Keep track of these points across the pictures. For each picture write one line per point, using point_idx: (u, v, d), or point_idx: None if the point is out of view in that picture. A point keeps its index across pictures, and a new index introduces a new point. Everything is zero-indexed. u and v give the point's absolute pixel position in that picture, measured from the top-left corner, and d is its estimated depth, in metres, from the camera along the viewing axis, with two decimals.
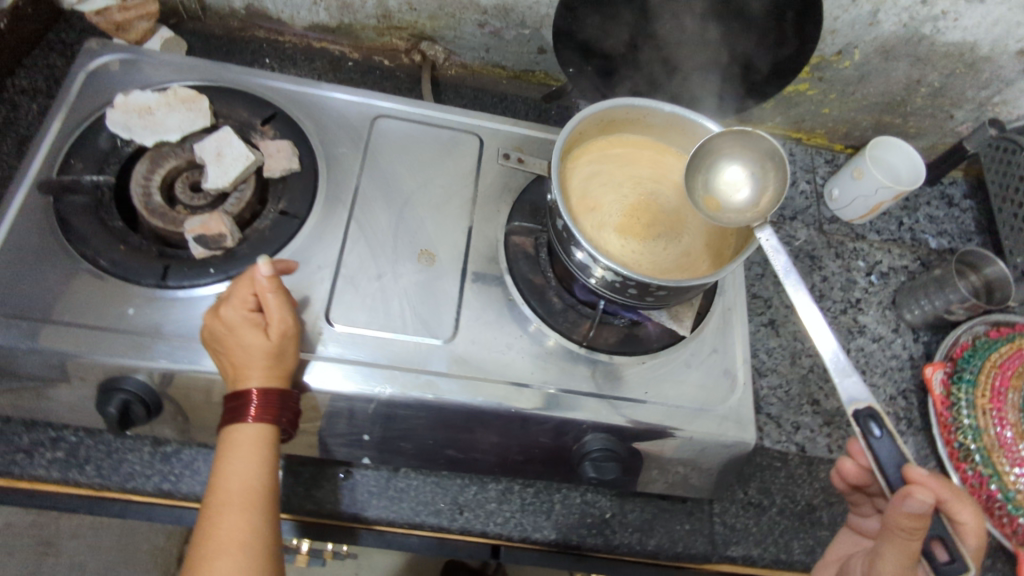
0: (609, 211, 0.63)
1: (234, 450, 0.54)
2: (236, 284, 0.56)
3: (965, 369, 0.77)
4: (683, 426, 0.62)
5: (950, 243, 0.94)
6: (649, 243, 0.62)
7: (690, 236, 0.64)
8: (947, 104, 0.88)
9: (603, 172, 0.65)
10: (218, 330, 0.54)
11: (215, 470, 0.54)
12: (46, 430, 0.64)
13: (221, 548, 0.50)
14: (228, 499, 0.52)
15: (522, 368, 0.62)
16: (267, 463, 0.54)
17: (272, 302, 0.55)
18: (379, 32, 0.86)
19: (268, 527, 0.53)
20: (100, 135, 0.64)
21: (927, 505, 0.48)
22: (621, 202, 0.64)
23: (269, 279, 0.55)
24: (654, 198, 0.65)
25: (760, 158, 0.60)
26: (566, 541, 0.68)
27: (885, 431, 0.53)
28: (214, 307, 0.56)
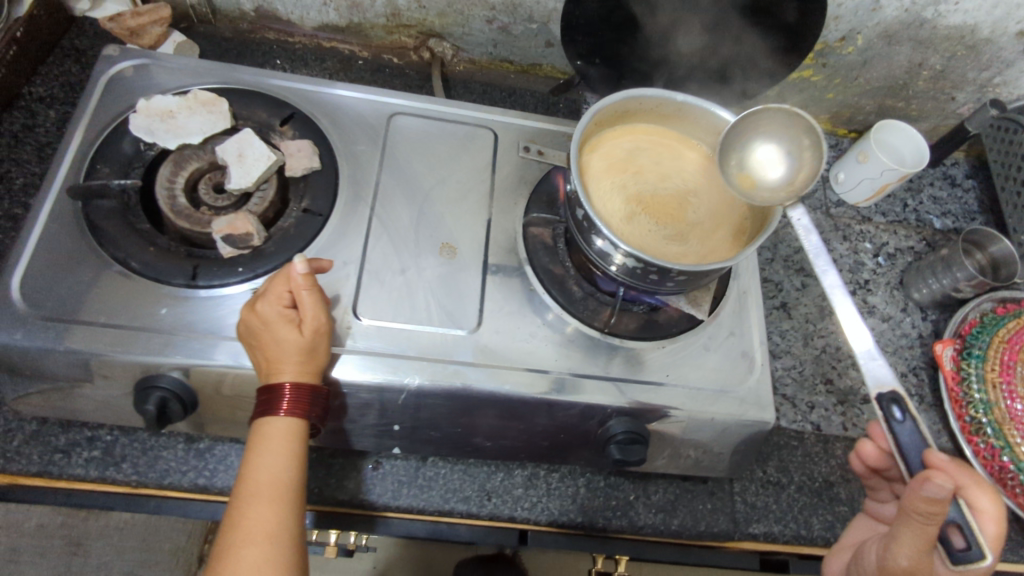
0: (627, 178, 0.65)
1: (265, 442, 0.55)
2: (272, 281, 0.58)
3: (974, 345, 0.78)
4: (705, 408, 0.63)
5: (955, 223, 0.96)
6: (645, 230, 0.63)
7: (706, 222, 0.65)
8: (949, 86, 0.90)
9: (650, 158, 0.67)
10: (255, 324, 0.56)
11: (245, 460, 0.55)
12: (82, 430, 0.65)
13: (249, 539, 0.51)
14: (257, 491, 0.53)
15: (546, 356, 0.64)
16: (296, 458, 0.55)
17: (305, 300, 0.56)
18: (388, 30, 0.87)
19: (295, 521, 0.54)
20: (123, 140, 0.66)
21: (945, 489, 0.48)
22: (647, 175, 0.66)
23: (305, 277, 0.56)
24: (677, 199, 0.66)
25: (794, 136, 0.62)
26: (592, 523, 0.70)
27: (907, 415, 0.56)
28: (251, 303, 0.57)
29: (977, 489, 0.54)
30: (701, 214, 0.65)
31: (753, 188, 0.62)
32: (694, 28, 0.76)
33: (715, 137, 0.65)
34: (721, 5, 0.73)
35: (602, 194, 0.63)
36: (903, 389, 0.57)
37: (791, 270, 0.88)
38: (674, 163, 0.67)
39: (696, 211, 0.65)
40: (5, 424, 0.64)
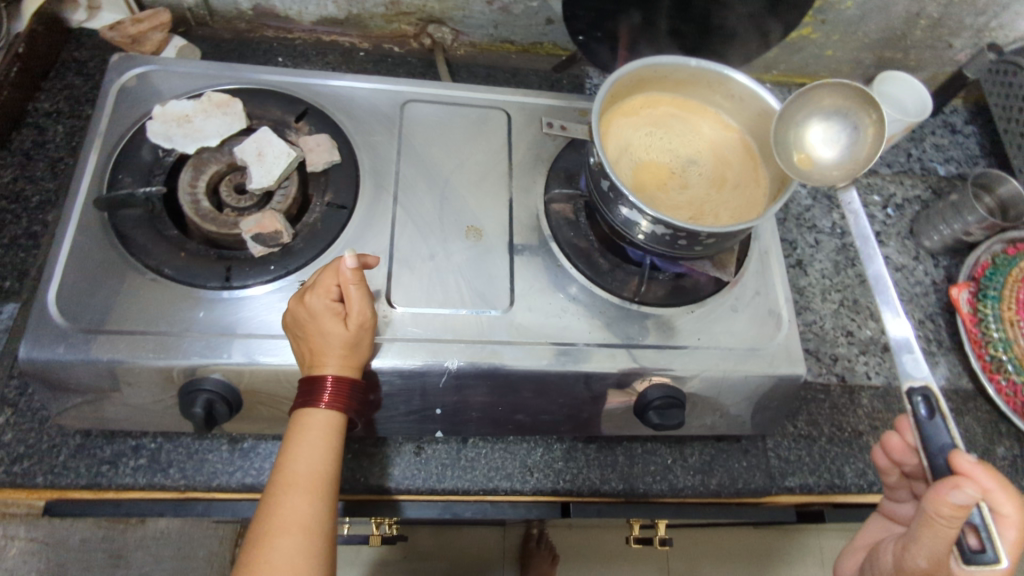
0: (695, 136, 0.68)
1: (306, 432, 0.55)
2: (322, 274, 0.58)
3: (988, 287, 0.80)
4: (737, 368, 0.65)
5: (958, 169, 0.97)
6: (629, 146, 0.66)
7: (722, 183, 0.66)
8: (946, 33, 0.91)
9: (714, 175, 0.67)
10: (302, 315, 0.56)
11: (284, 449, 0.55)
12: (125, 440, 0.65)
13: (284, 527, 0.51)
14: (295, 480, 0.53)
15: (579, 329, 0.65)
16: (334, 452, 0.55)
17: (353, 294, 0.56)
18: (388, 19, 0.86)
19: (329, 517, 0.54)
20: (142, 147, 0.66)
21: (972, 498, 0.48)
22: (713, 149, 0.68)
23: (355, 271, 0.57)
24: (674, 175, 0.66)
25: (854, 117, 0.65)
26: (633, 489, 0.71)
27: (934, 414, 0.56)
28: (299, 294, 0.58)
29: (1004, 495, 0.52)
30: (647, 194, 0.64)
31: (816, 167, 0.64)
32: None
33: (731, 101, 0.66)
34: None
35: (675, 133, 0.68)
36: (936, 385, 0.57)
37: (803, 228, 0.89)
38: (719, 182, 0.66)
39: (654, 189, 0.64)
40: (48, 441, 0.64)
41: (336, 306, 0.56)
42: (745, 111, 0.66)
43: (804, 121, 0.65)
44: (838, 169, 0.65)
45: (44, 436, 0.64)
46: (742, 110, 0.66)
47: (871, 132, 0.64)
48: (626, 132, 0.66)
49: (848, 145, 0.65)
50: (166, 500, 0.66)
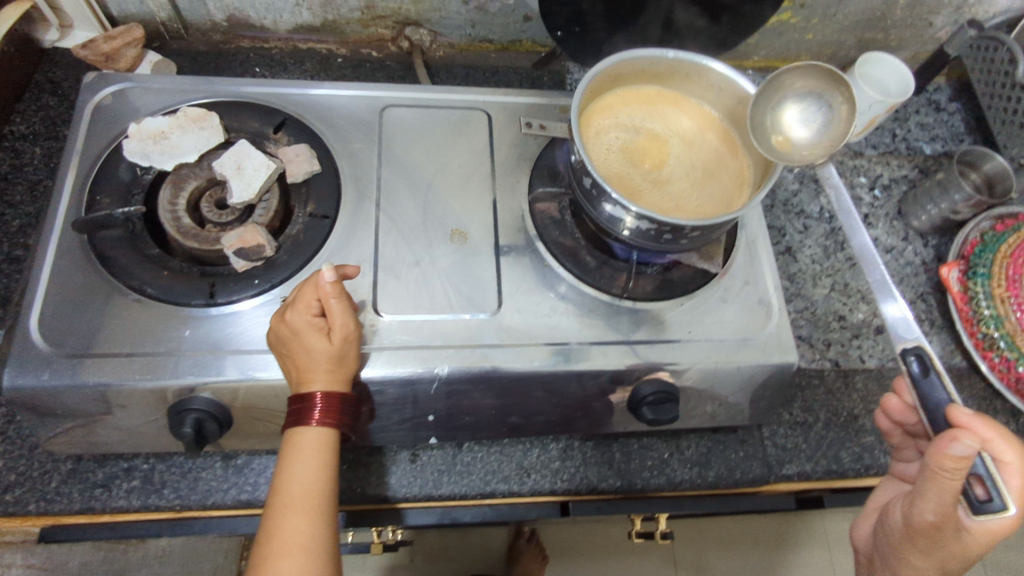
0: (697, 176, 0.65)
1: (297, 452, 0.55)
2: (300, 290, 0.58)
3: (978, 264, 0.80)
4: (729, 359, 0.65)
5: (944, 147, 0.97)
6: (618, 123, 0.66)
7: (697, 181, 0.65)
8: (926, 11, 0.90)
9: (647, 185, 0.64)
10: (285, 333, 0.56)
11: (277, 472, 0.55)
12: (117, 462, 0.65)
13: (286, 548, 0.52)
14: (291, 502, 0.54)
15: (569, 328, 0.64)
16: (328, 468, 0.56)
17: (334, 308, 0.56)
18: (364, 24, 0.86)
19: (330, 532, 0.55)
20: (120, 166, 0.65)
21: (972, 448, 0.48)
22: (689, 183, 0.65)
23: (334, 285, 0.56)
24: (642, 151, 0.66)
25: (827, 98, 0.66)
26: (632, 486, 0.71)
27: (929, 371, 0.57)
28: (280, 311, 0.57)
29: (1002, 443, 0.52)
30: (606, 134, 0.65)
31: (795, 147, 0.65)
32: None
33: (711, 91, 0.66)
34: None
35: (700, 178, 0.65)
36: (929, 345, 0.57)
37: (791, 214, 0.88)
38: (641, 178, 0.64)
39: (618, 129, 0.66)
40: (40, 467, 0.64)
41: (319, 322, 0.55)
42: (724, 100, 0.66)
43: (777, 105, 0.66)
44: (816, 149, 0.65)
45: (36, 462, 0.64)
46: (724, 101, 0.66)
47: (844, 108, 0.64)
48: (657, 112, 0.68)
49: (824, 124, 0.65)
50: (162, 520, 0.65)
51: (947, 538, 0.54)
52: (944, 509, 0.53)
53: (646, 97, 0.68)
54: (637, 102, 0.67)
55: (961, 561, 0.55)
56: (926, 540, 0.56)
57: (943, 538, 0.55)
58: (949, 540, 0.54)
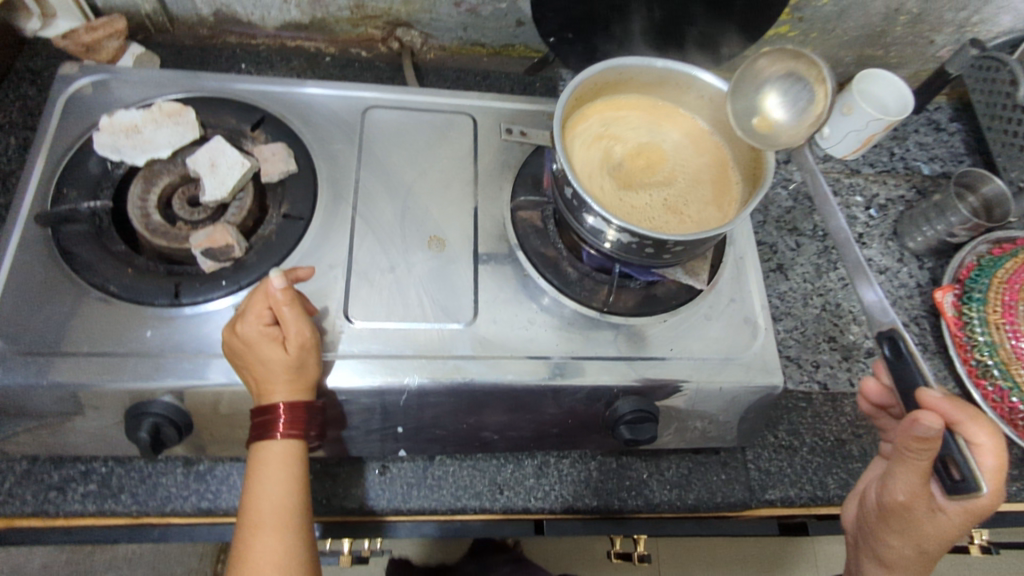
0: (631, 194, 0.62)
1: (263, 467, 0.53)
2: (251, 298, 0.56)
3: (974, 289, 0.78)
4: (712, 379, 0.62)
5: (943, 167, 0.95)
6: (630, 126, 0.65)
7: (654, 196, 0.62)
8: (927, 29, 0.88)
9: (602, 157, 0.63)
10: (237, 346, 0.54)
11: (245, 488, 0.54)
12: (75, 464, 0.64)
13: (257, 568, 0.51)
14: (261, 520, 0.52)
15: (547, 341, 0.62)
16: (297, 481, 0.54)
17: (287, 316, 0.54)
18: (354, 23, 0.84)
19: (303, 546, 0.53)
20: (89, 160, 0.64)
21: (933, 427, 0.50)
22: (623, 184, 0.62)
23: (285, 292, 0.54)
24: (642, 148, 0.65)
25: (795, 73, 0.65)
26: (608, 506, 0.69)
27: (902, 354, 0.56)
28: (232, 323, 0.55)
29: (975, 426, 0.52)
30: (611, 125, 0.65)
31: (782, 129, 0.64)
32: None
33: (703, 102, 0.64)
34: None
35: (639, 209, 0.61)
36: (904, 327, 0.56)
37: (783, 230, 0.87)
38: (606, 145, 0.64)
39: (652, 125, 0.66)
40: None
41: (272, 332, 0.54)
42: (713, 112, 0.64)
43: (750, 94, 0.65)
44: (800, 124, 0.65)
45: None
46: (713, 112, 0.64)
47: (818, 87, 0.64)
48: (678, 139, 0.66)
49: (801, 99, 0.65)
50: (118, 527, 0.63)
51: (920, 517, 0.56)
52: (918, 487, 0.55)
53: (701, 142, 0.66)
54: (688, 136, 0.66)
55: (936, 541, 0.57)
56: (898, 520, 0.58)
57: (916, 518, 0.56)
58: (923, 520, 0.56)
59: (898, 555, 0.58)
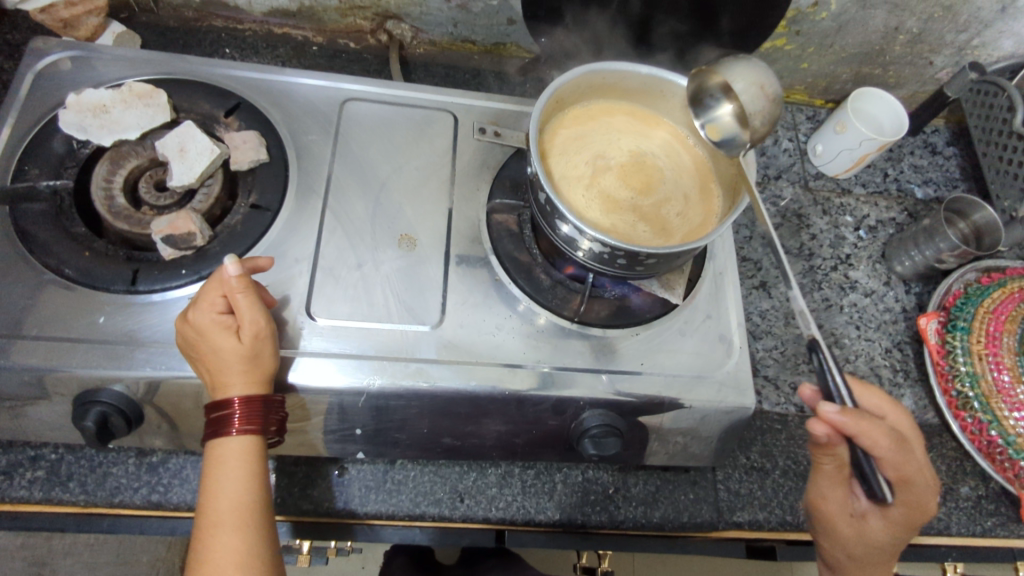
0: (622, 138, 0.64)
1: (222, 464, 0.51)
2: (205, 286, 0.54)
3: (958, 317, 0.76)
4: (682, 397, 0.61)
5: (936, 192, 0.93)
6: (654, 220, 0.60)
7: (623, 145, 0.63)
8: (926, 50, 0.87)
9: (668, 172, 0.63)
10: (189, 335, 0.52)
11: (202, 487, 0.52)
12: (24, 450, 0.62)
13: (218, 570, 0.49)
14: (220, 520, 0.50)
15: (514, 348, 0.61)
16: (258, 476, 0.52)
17: (241, 304, 0.52)
18: (342, 13, 0.83)
19: (266, 543, 0.51)
20: (54, 138, 0.62)
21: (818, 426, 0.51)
22: (637, 139, 0.64)
23: (240, 279, 0.53)
24: (642, 187, 0.62)
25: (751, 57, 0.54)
26: (570, 520, 0.67)
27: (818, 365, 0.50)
28: (185, 312, 0.53)
29: (884, 442, 0.50)
30: (682, 213, 0.61)
31: (747, 132, 0.54)
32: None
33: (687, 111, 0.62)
34: None
35: (583, 147, 0.62)
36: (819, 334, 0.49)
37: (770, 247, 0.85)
38: (670, 178, 0.63)
39: (645, 220, 0.60)
40: None
41: (224, 320, 0.52)
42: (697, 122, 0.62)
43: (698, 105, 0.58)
44: (772, 117, 0.52)
45: None
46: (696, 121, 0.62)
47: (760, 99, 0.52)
48: (632, 234, 0.58)
49: (749, 94, 0.51)
50: (64, 516, 0.62)
51: (838, 522, 0.57)
52: (835, 491, 0.57)
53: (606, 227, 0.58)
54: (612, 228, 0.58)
55: (867, 550, 0.57)
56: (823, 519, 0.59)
57: (835, 525, 0.57)
58: (842, 526, 0.57)
59: (837, 559, 0.60)
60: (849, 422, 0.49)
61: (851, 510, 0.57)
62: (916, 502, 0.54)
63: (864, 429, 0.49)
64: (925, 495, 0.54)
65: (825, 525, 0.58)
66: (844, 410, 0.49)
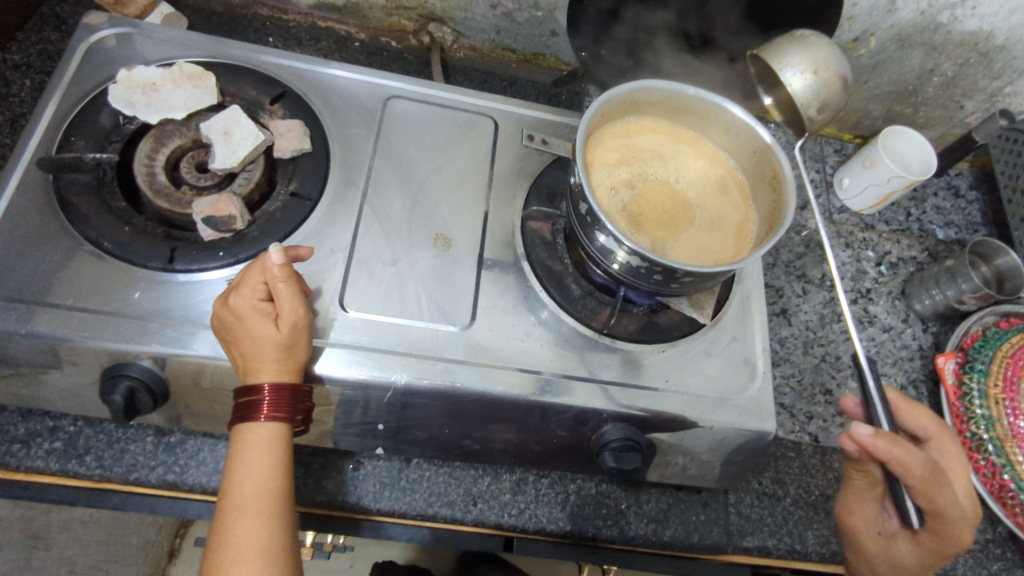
0: (708, 207, 0.63)
1: (249, 449, 0.51)
2: (247, 271, 0.54)
3: (976, 359, 0.77)
4: (705, 416, 0.61)
5: (957, 234, 0.94)
6: (613, 185, 0.62)
7: (722, 214, 0.63)
8: (959, 93, 0.88)
9: (669, 232, 0.61)
10: (228, 319, 0.52)
11: (226, 471, 0.51)
12: (43, 420, 0.62)
13: (239, 555, 0.48)
14: (242, 504, 0.50)
15: (542, 356, 0.61)
16: (284, 464, 0.52)
17: (283, 293, 0.53)
18: (387, 12, 0.83)
19: (287, 532, 0.51)
20: (101, 111, 0.62)
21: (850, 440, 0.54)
22: (712, 222, 0.62)
23: (283, 268, 0.53)
24: (652, 189, 0.63)
25: (813, 34, 0.58)
26: (581, 532, 0.68)
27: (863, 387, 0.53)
28: (224, 295, 0.53)
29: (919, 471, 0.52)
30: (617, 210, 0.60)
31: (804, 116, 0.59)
32: (709, 23, 0.73)
33: (727, 134, 0.63)
34: None
35: (706, 191, 0.64)
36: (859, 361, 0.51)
37: (792, 276, 0.86)
38: (658, 219, 0.61)
39: (630, 166, 0.63)
40: None
41: (264, 307, 0.52)
42: (737, 146, 0.63)
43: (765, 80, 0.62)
44: (828, 98, 0.57)
45: None
46: (735, 145, 0.63)
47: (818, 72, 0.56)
48: (613, 161, 0.62)
49: (805, 77, 0.56)
50: (77, 490, 0.62)
51: (865, 538, 0.61)
52: (863, 506, 0.62)
53: (629, 129, 0.64)
54: (630, 138, 0.64)
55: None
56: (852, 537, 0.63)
57: (863, 541, 0.61)
58: (868, 542, 0.61)
59: None
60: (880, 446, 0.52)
61: (881, 530, 0.60)
62: (948, 531, 0.55)
63: (892, 455, 0.51)
64: (960, 527, 0.54)
65: (855, 541, 0.62)
66: (875, 435, 0.52)
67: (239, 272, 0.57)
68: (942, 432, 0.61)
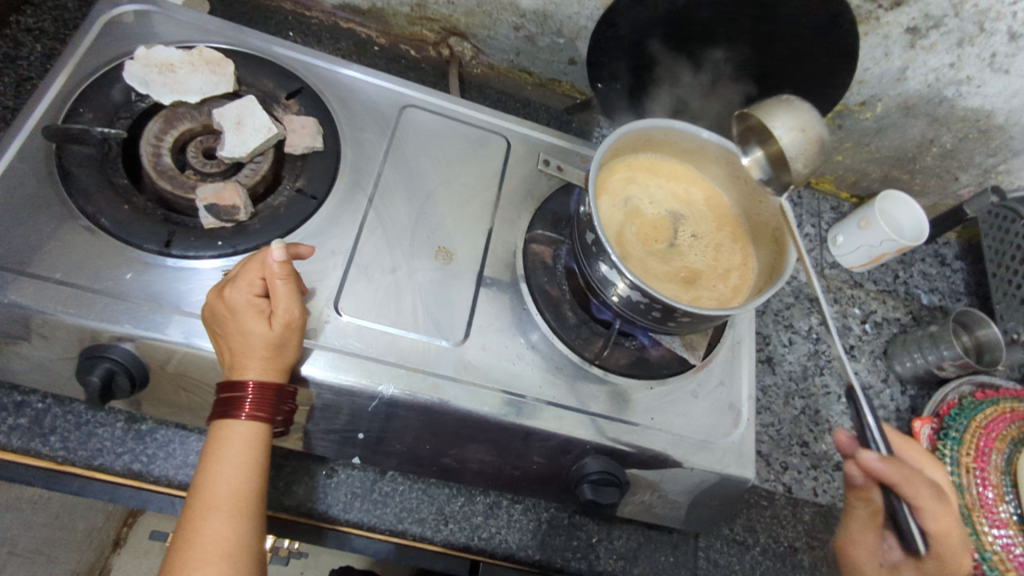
0: (671, 266, 0.62)
1: (226, 448, 0.50)
2: (245, 265, 0.53)
3: (951, 427, 0.78)
4: (687, 457, 0.61)
5: (941, 301, 0.96)
6: (654, 184, 0.65)
7: (693, 289, 0.61)
8: (955, 165, 0.90)
9: (625, 219, 0.63)
10: (220, 311, 0.51)
11: (201, 466, 0.50)
12: (11, 393, 0.60)
13: (205, 554, 0.47)
14: (213, 503, 0.49)
15: (530, 380, 0.60)
16: (259, 467, 0.51)
17: (279, 290, 0.52)
18: (411, 21, 0.84)
19: (254, 533, 0.50)
20: (113, 86, 0.61)
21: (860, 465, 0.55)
22: (662, 262, 0.62)
23: (283, 266, 0.52)
24: (665, 221, 0.64)
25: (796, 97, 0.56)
26: (549, 562, 0.67)
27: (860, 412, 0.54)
28: (220, 287, 0.52)
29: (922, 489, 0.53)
30: (628, 182, 0.64)
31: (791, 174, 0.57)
32: (726, 71, 0.75)
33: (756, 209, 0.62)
34: (756, 48, 0.71)
35: (709, 294, 0.61)
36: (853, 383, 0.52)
37: (780, 325, 0.88)
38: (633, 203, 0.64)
39: (685, 212, 0.65)
40: None
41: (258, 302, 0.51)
42: (755, 207, 0.63)
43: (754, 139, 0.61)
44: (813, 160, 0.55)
45: None
46: (750, 203, 0.64)
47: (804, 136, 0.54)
48: (683, 191, 0.66)
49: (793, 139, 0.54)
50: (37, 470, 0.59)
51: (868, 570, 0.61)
52: (864, 536, 0.62)
53: (717, 211, 0.66)
54: (710, 214, 0.66)
55: None
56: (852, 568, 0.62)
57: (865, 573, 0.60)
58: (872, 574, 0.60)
59: None
60: (889, 468, 0.53)
61: (883, 560, 0.60)
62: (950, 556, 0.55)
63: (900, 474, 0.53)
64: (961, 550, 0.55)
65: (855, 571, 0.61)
66: (884, 458, 0.53)
67: (235, 264, 0.56)
68: (931, 462, 0.64)
